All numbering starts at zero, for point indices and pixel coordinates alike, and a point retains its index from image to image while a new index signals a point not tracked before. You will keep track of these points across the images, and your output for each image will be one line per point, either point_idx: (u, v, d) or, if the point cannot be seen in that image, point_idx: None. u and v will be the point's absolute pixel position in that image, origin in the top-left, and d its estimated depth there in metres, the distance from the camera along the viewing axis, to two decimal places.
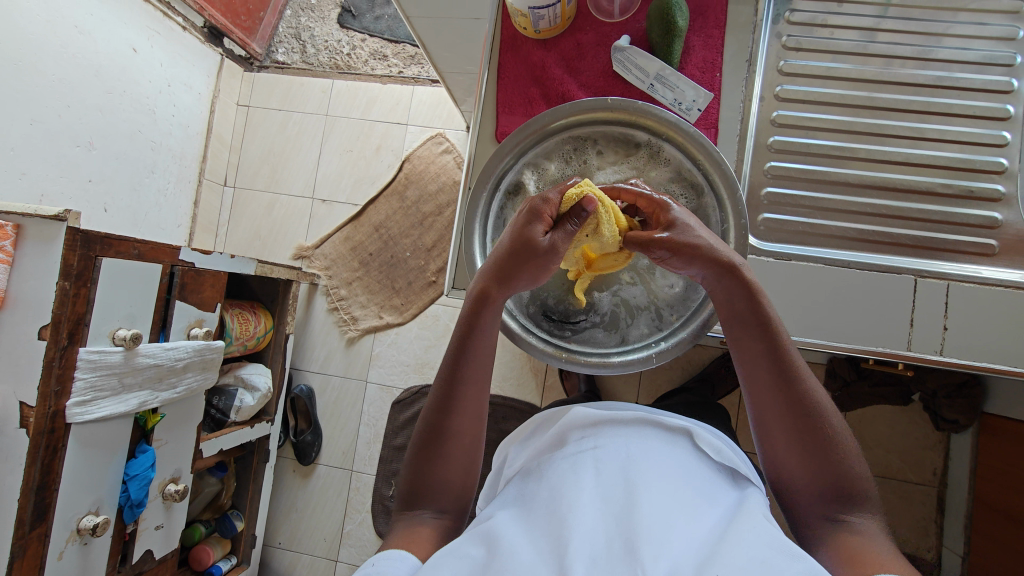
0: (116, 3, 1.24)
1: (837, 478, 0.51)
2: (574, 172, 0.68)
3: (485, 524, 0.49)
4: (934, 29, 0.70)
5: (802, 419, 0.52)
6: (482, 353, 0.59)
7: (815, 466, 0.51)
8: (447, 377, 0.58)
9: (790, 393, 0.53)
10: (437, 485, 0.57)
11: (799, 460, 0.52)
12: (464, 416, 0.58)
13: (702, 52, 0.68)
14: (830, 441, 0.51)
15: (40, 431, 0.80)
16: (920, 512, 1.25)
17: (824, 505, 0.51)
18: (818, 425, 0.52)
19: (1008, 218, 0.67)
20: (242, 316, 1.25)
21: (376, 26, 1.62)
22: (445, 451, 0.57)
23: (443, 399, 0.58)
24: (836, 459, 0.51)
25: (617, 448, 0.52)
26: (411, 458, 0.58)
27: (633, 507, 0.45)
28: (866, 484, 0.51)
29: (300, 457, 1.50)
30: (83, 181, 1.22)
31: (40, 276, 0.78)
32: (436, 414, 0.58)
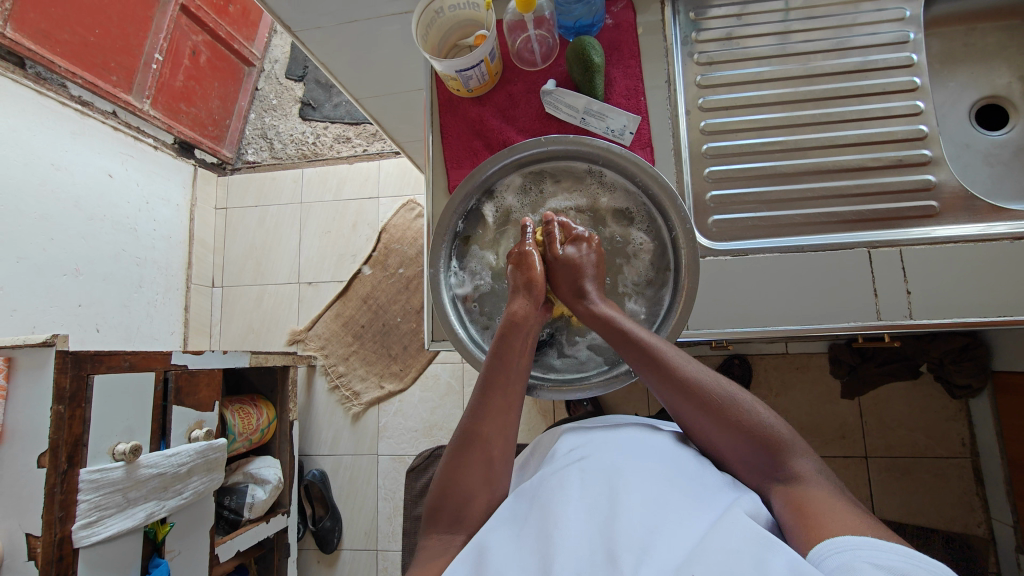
0: (88, 136, 1.33)
1: (752, 436, 0.53)
2: (530, 200, 0.72)
3: (477, 542, 0.50)
4: (832, 22, 0.75)
5: (695, 400, 0.57)
6: (519, 364, 0.62)
7: (729, 436, 0.55)
8: (484, 383, 0.61)
9: (676, 383, 0.58)
10: (456, 495, 0.55)
11: (716, 434, 0.56)
12: (495, 423, 0.58)
13: (623, 82, 0.73)
14: (728, 409, 0.55)
15: (48, 560, 0.79)
16: (959, 486, 1.21)
17: (759, 466, 0.53)
18: (709, 398, 0.56)
19: (943, 178, 0.70)
20: (242, 410, 1.25)
21: (335, 112, 1.72)
22: (472, 455, 0.57)
23: (478, 406, 0.60)
24: (739, 421, 0.54)
25: (601, 464, 0.55)
26: (439, 465, 0.58)
27: (618, 514, 0.47)
28: (783, 429, 0.54)
29: (323, 545, 1.46)
30: (73, 306, 1.26)
31: (34, 404, 0.80)
32: (470, 418, 0.59)
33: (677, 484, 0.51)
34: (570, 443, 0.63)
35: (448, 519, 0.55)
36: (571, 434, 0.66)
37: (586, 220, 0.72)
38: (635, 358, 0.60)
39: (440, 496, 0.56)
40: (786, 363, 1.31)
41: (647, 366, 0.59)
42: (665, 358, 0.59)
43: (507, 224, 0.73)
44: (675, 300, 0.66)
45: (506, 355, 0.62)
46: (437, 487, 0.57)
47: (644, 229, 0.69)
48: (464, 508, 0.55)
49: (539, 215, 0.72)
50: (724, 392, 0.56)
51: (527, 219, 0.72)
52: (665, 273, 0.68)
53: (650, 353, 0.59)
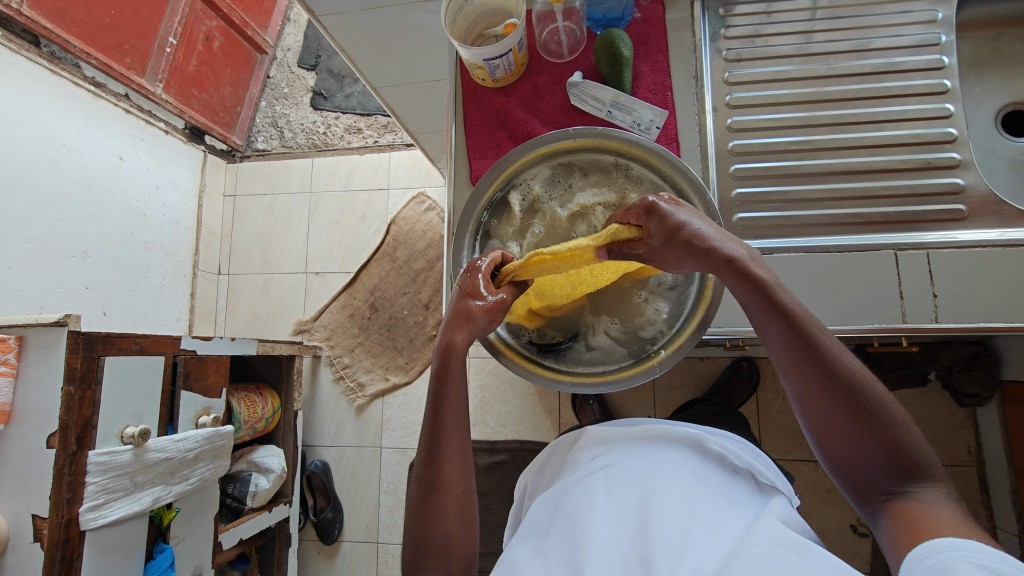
0: (100, 118, 1.32)
1: (892, 454, 0.50)
2: (558, 193, 0.70)
3: (508, 560, 0.52)
4: (862, 23, 0.75)
5: (849, 400, 0.50)
6: (456, 393, 0.60)
7: (865, 439, 0.50)
8: (432, 424, 0.59)
9: (832, 377, 0.51)
10: (437, 538, 0.57)
11: (850, 437, 0.51)
12: (453, 465, 0.58)
13: (651, 76, 0.73)
14: (881, 417, 0.50)
15: (55, 542, 0.78)
16: (965, 495, 1.21)
17: (881, 479, 0.51)
18: (866, 404, 0.50)
19: (970, 182, 0.69)
20: (248, 399, 1.25)
21: (347, 103, 1.71)
22: (440, 505, 0.57)
23: (429, 449, 0.58)
24: (889, 434, 0.50)
25: (627, 461, 0.56)
26: (407, 515, 0.59)
27: (646, 524, 0.48)
28: (927, 453, 0.50)
29: (323, 537, 1.45)
30: (80, 288, 1.25)
31: (45, 384, 0.79)
32: (425, 466, 0.58)
33: (703, 487, 0.52)
34: (592, 435, 0.64)
35: (433, 561, 0.56)
36: (597, 428, 0.65)
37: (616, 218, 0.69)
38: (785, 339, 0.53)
39: (421, 538, 0.57)
40: None
41: (805, 350, 0.52)
42: (824, 345, 0.51)
43: (533, 214, 0.71)
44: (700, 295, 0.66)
45: (444, 395, 0.59)
46: (412, 538, 0.58)
47: None
48: (448, 544, 0.57)
49: (567, 209, 0.70)
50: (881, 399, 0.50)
51: (554, 211, 0.70)
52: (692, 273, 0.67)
53: (805, 335, 0.52)
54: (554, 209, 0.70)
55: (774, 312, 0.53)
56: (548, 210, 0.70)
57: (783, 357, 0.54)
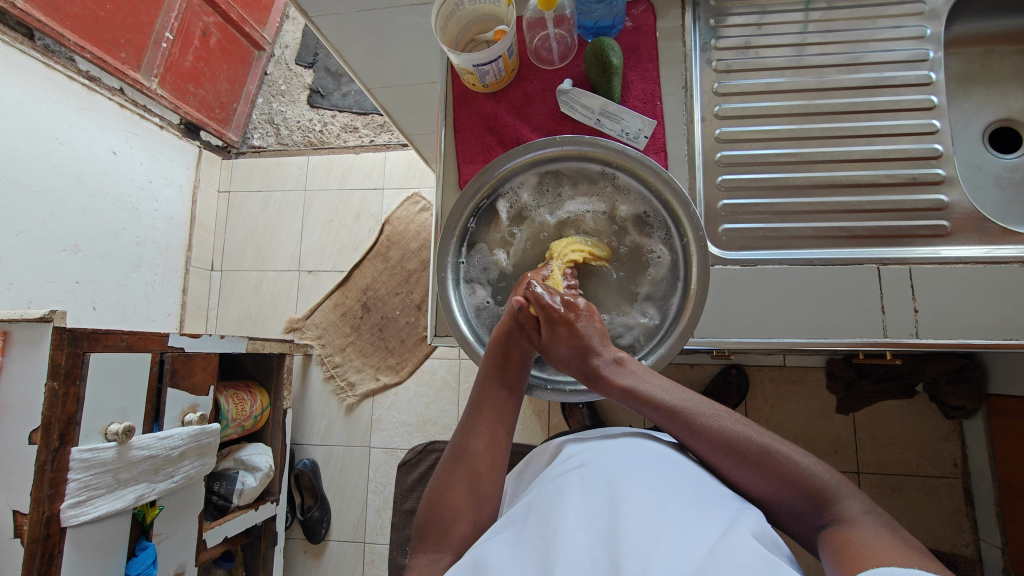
0: (93, 112, 1.32)
1: (794, 486, 0.54)
2: (546, 201, 0.71)
3: (478, 555, 0.51)
4: (853, 37, 0.75)
5: (733, 457, 0.56)
6: (508, 376, 0.66)
7: (766, 480, 0.55)
8: (476, 399, 0.66)
9: (713, 442, 0.57)
10: (444, 511, 0.59)
11: (755, 486, 0.56)
12: (483, 439, 0.64)
13: (641, 85, 0.73)
14: (763, 458, 0.55)
15: (35, 538, 0.78)
16: (949, 507, 1.22)
17: (805, 513, 0.54)
18: (749, 453, 0.55)
19: (955, 198, 0.70)
20: (236, 396, 1.24)
21: (344, 101, 1.71)
22: (461, 469, 0.62)
23: (469, 421, 0.65)
24: (777, 470, 0.54)
25: (603, 470, 0.56)
26: (431, 480, 0.63)
27: (619, 523, 0.48)
28: (825, 476, 0.54)
29: (310, 536, 1.45)
30: (71, 282, 1.24)
31: (29, 379, 0.79)
32: (460, 435, 0.64)
33: (677, 491, 0.52)
34: (573, 449, 0.64)
35: (437, 531, 0.59)
36: (576, 442, 0.66)
37: (603, 225, 0.71)
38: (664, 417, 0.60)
39: (432, 508, 0.60)
40: (783, 376, 1.31)
41: (681, 424, 0.59)
42: (691, 414, 0.59)
43: (520, 221, 0.72)
44: (682, 308, 0.65)
45: (491, 375, 0.66)
46: (426, 507, 0.61)
47: (656, 234, 0.68)
48: (452, 521, 0.59)
49: (555, 217, 0.71)
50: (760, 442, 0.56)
51: (541, 219, 0.72)
52: (674, 286, 0.67)
53: (676, 410, 0.59)
54: (543, 217, 0.72)
55: (643, 399, 0.60)
56: (535, 218, 0.72)
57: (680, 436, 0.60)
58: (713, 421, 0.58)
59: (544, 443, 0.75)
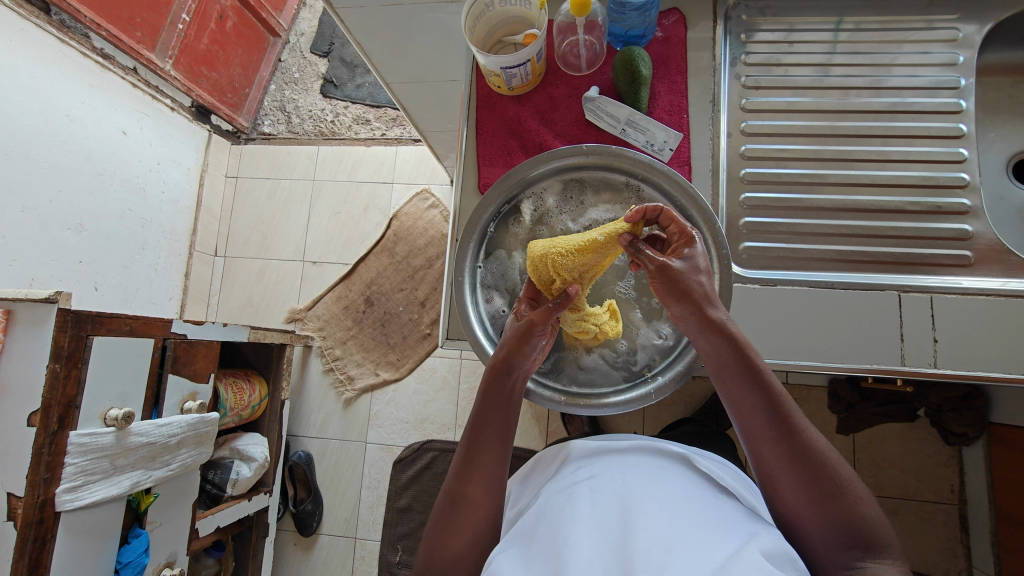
0: (106, 91, 1.30)
1: (850, 528, 0.48)
2: (569, 208, 0.70)
3: (490, 566, 0.51)
4: (883, 60, 0.74)
5: (804, 472, 0.50)
6: (502, 412, 0.61)
7: (822, 506, 0.50)
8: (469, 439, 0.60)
9: (790, 445, 0.51)
10: (445, 558, 0.56)
11: (807, 506, 0.51)
12: (480, 484, 0.58)
13: (668, 97, 0.72)
14: (836, 484, 0.50)
15: (28, 521, 0.77)
16: (944, 532, 1.22)
17: (842, 556, 0.49)
18: (827, 476, 0.50)
19: (977, 229, 0.70)
20: (235, 385, 1.23)
21: (357, 93, 1.69)
22: (460, 519, 0.57)
23: (463, 465, 0.59)
24: (844, 502, 0.49)
25: (613, 481, 0.56)
26: (427, 524, 0.59)
27: (631, 535, 0.48)
28: (886, 534, 0.49)
29: (301, 528, 1.44)
30: (74, 262, 1.23)
31: (32, 360, 0.78)
32: (454, 479, 0.58)
33: (688, 506, 0.52)
34: (581, 458, 0.64)
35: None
36: (585, 450, 0.66)
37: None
38: (749, 396, 0.54)
39: (432, 550, 0.57)
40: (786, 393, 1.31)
41: (767, 414, 0.53)
42: (785, 404, 0.53)
43: (542, 226, 0.70)
44: None
45: (485, 412, 0.60)
46: (425, 551, 0.57)
47: None
48: (454, 563, 0.56)
49: (577, 224, 0.69)
50: (838, 470, 0.50)
51: (563, 226, 0.69)
52: None
53: (770, 392, 0.53)
54: (565, 223, 0.69)
55: (742, 366, 0.54)
56: (556, 224, 0.70)
57: (750, 421, 0.54)
58: (803, 427, 0.52)
59: (553, 446, 0.75)
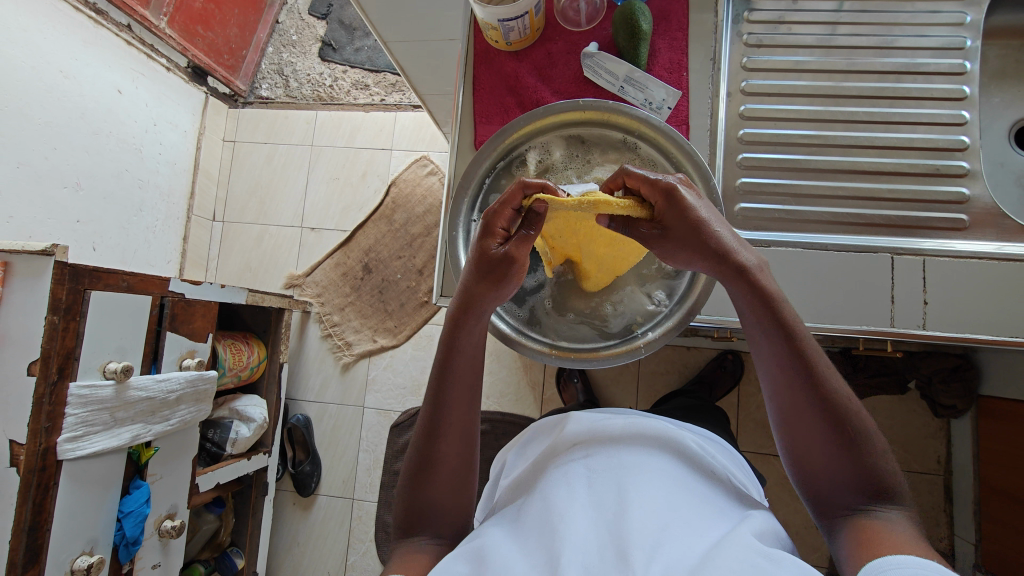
0: (100, 48, 1.28)
1: (863, 475, 0.50)
2: (575, 164, 0.69)
3: (481, 539, 0.52)
4: (890, 19, 0.73)
5: (822, 415, 0.51)
6: (469, 362, 0.60)
7: (839, 455, 0.51)
8: (434, 394, 0.59)
9: (811, 391, 0.52)
10: (426, 516, 0.57)
11: (823, 455, 0.52)
12: (451, 441, 0.58)
13: (668, 54, 0.71)
14: (854, 433, 0.50)
15: (31, 468, 0.78)
16: (929, 502, 1.24)
17: (849, 501, 0.50)
18: (844, 422, 0.51)
19: (975, 192, 0.70)
20: (234, 346, 1.24)
21: (356, 57, 1.66)
22: (436, 475, 0.57)
23: (430, 426, 0.58)
24: (860, 452, 0.50)
25: (607, 455, 0.56)
26: (401, 484, 0.59)
27: (624, 513, 0.49)
28: (897, 484, 0.50)
29: (300, 488, 1.47)
30: (71, 221, 1.23)
31: (29, 311, 0.78)
32: (424, 440, 0.58)
33: (684, 489, 0.53)
34: (577, 426, 0.64)
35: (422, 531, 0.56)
36: (582, 416, 0.66)
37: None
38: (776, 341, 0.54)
39: (411, 500, 0.57)
40: None
41: (794, 361, 0.53)
42: (811, 354, 0.53)
43: (546, 178, 0.69)
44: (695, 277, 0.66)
45: (453, 364, 0.59)
46: (400, 510, 0.58)
47: None
48: (437, 510, 0.57)
49: (582, 180, 0.68)
50: (860, 420, 0.51)
51: (567, 181, 0.68)
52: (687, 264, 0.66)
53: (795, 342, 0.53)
54: (569, 178, 0.68)
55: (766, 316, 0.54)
56: (560, 178, 0.68)
57: (775, 369, 0.54)
58: (828, 376, 0.52)
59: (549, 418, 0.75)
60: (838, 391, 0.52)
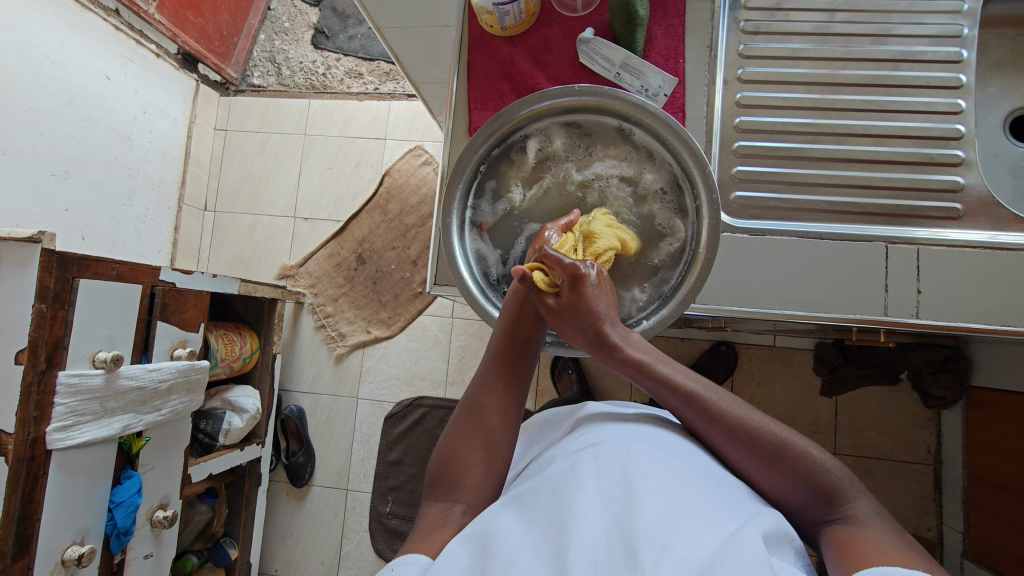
0: (88, 32, 1.25)
1: (806, 483, 0.52)
2: (574, 155, 0.70)
3: (488, 526, 0.52)
4: (888, 7, 0.72)
5: (740, 446, 0.55)
6: (529, 333, 0.66)
7: (777, 472, 0.53)
8: (485, 372, 0.65)
9: (719, 430, 0.56)
10: (456, 459, 0.59)
11: (765, 476, 0.55)
12: (497, 392, 0.63)
13: (664, 41, 0.70)
14: (775, 448, 0.54)
15: (19, 458, 0.77)
16: (918, 491, 1.25)
17: (813, 509, 0.52)
18: (760, 444, 0.54)
19: (970, 181, 0.70)
20: (226, 337, 1.23)
21: (349, 45, 1.64)
22: (476, 419, 0.62)
23: (484, 375, 0.65)
24: (790, 465, 0.53)
25: (617, 451, 0.56)
26: (445, 435, 0.63)
27: (634, 508, 0.48)
28: (842, 476, 0.52)
29: (294, 479, 1.47)
30: (60, 210, 1.21)
31: (15, 299, 0.77)
32: (475, 387, 0.64)
33: (693, 481, 0.52)
34: (589, 428, 0.63)
35: (446, 484, 0.58)
36: (593, 417, 0.66)
37: (629, 194, 0.69)
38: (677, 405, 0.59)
39: (439, 468, 0.60)
40: (772, 356, 1.33)
41: (692, 410, 0.58)
42: (704, 400, 0.58)
43: (544, 168, 0.70)
44: (692, 261, 0.64)
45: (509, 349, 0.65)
46: (439, 454, 0.62)
47: (668, 194, 0.67)
48: (462, 480, 0.58)
49: (581, 173, 0.70)
50: (777, 435, 0.54)
51: (565, 171, 0.70)
52: (680, 257, 0.66)
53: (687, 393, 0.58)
54: (568, 168, 0.70)
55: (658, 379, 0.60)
56: (559, 169, 0.70)
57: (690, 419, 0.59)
58: (727, 411, 0.56)
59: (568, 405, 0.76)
60: (743, 420, 0.56)
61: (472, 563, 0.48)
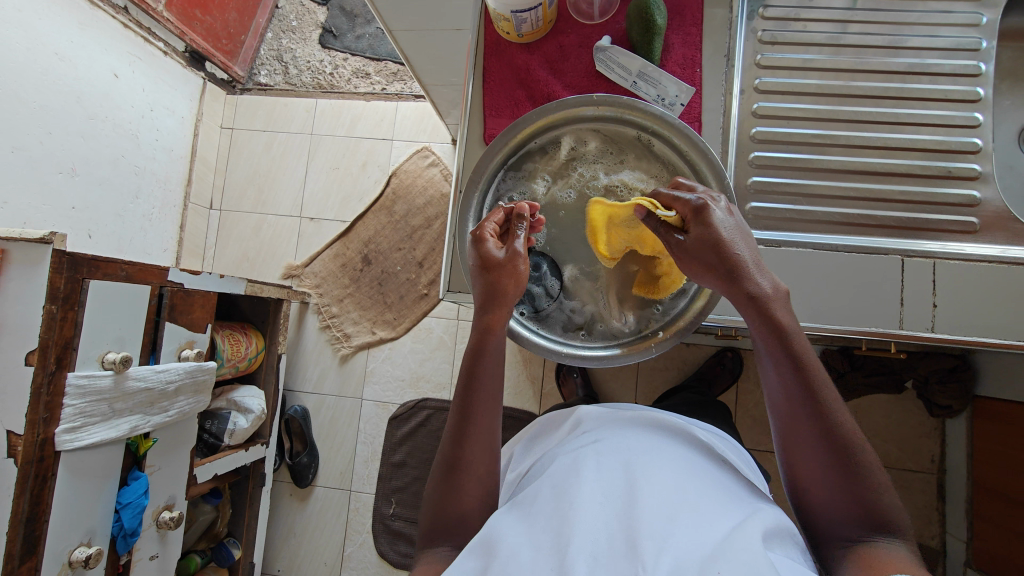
0: (96, 30, 1.25)
1: (867, 512, 0.48)
2: (605, 160, 0.69)
3: (488, 526, 0.52)
4: (904, 18, 0.72)
5: (827, 448, 0.50)
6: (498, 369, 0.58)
7: (844, 487, 0.49)
8: (457, 424, 0.57)
9: (820, 423, 0.51)
10: (452, 514, 0.55)
11: (827, 489, 0.50)
12: (478, 441, 0.56)
13: (682, 49, 0.70)
14: (859, 469, 0.49)
15: (29, 459, 0.77)
16: (921, 500, 1.25)
17: (850, 535, 0.49)
18: (848, 456, 0.50)
19: (986, 195, 0.70)
20: (232, 337, 1.23)
21: (357, 44, 1.64)
22: (463, 473, 0.56)
23: (459, 425, 0.57)
24: (864, 490, 0.49)
25: (618, 447, 0.56)
26: (427, 490, 0.57)
27: (635, 502, 0.48)
28: (901, 525, 0.49)
29: (297, 479, 1.47)
30: (67, 207, 1.21)
31: (26, 301, 0.77)
32: (452, 441, 0.57)
33: (693, 479, 0.52)
34: (589, 425, 0.64)
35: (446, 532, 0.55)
36: (592, 411, 0.68)
37: None
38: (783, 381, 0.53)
39: (434, 521, 0.55)
40: None
41: (803, 395, 0.51)
42: (820, 388, 0.51)
43: (573, 166, 0.70)
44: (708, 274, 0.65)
45: (477, 383, 0.58)
46: (428, 512, 0.56)
47: None
48: (460, 522, 0.55)
49: (608, 177, 0.69)
50: (865, 458, 0.50)
51: (593, 175, 0.69)
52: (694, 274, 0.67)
53: (806, 374, 0.52)
54: (596, 172, 0.69)
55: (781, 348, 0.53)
56: (587, 169, 0.70)
57: (786, 401, 0.53)
58: (837, 413, 0.51)
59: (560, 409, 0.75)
60: (846, 429, 0.50)
61: (473, 560, 0.48)
